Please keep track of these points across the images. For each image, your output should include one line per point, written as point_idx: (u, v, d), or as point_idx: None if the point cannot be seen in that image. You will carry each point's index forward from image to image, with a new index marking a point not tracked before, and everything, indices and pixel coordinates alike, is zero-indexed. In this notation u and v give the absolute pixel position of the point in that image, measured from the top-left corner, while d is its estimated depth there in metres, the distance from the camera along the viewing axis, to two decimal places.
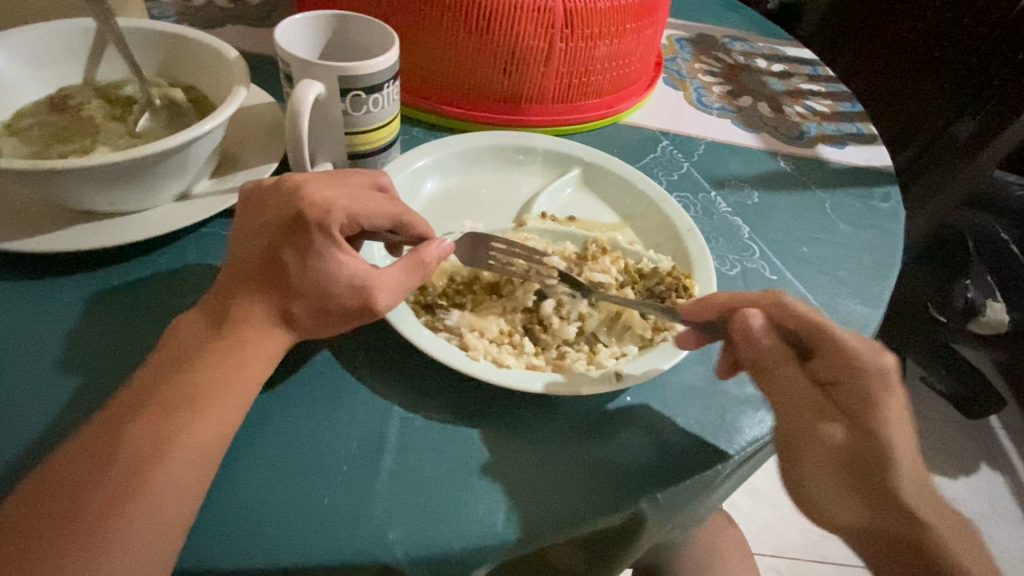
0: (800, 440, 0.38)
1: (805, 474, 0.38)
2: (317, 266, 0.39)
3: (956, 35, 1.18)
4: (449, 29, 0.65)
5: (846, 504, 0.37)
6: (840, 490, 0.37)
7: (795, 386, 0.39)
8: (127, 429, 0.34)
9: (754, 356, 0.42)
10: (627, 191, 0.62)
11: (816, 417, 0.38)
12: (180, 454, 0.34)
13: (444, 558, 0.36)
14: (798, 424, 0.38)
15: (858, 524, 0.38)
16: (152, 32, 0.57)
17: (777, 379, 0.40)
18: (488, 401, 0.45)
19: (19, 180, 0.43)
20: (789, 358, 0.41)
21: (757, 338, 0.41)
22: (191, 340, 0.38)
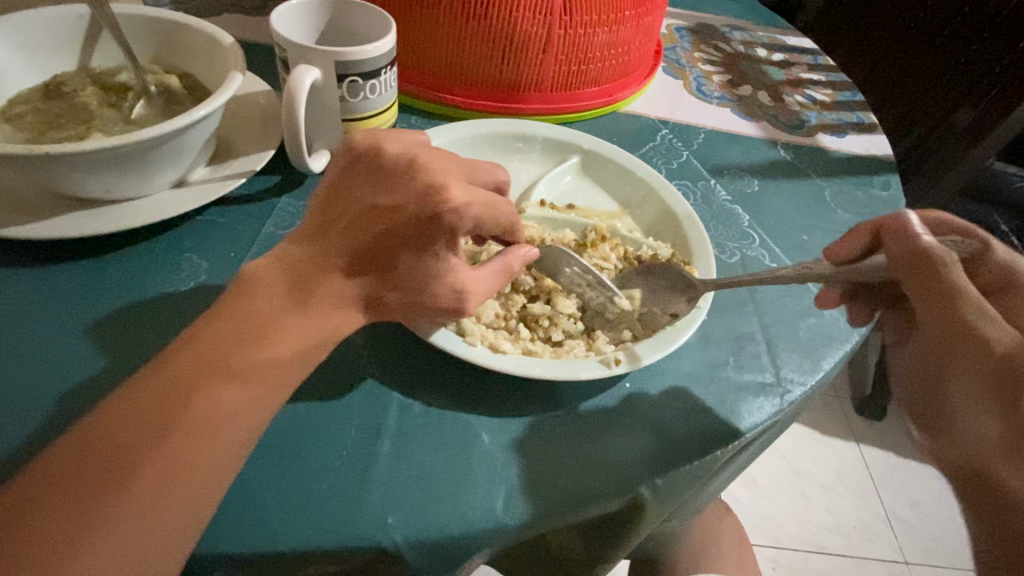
0: (953, 343, 0.37)
1: (955, 382, 0.37)
2: (425, 267, 0.39)
3: (958, 24, 1.16)
4: (447, 15, 0.64)
5: (985, 413, 0.36)
6: (987, 397, 0.36)
7: (938, 289, 0.38)
8: (174, 419, 0.32)
9: (904, 254, 0.41)
10: (625, 178, 0.62)
11: (977, 315, 0.37)
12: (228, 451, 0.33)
13: (441, 541, 0.36)
14: (964, 329, 0.37)
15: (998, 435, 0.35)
16: (148, 20, 0.57)
17: (942, 279, 0.39)
18: (484, 387, 0.44)
19: (14, 165, 0.43)
20: (955, 263, 0.39)
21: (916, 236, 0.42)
22: (235, 320, 0.35)
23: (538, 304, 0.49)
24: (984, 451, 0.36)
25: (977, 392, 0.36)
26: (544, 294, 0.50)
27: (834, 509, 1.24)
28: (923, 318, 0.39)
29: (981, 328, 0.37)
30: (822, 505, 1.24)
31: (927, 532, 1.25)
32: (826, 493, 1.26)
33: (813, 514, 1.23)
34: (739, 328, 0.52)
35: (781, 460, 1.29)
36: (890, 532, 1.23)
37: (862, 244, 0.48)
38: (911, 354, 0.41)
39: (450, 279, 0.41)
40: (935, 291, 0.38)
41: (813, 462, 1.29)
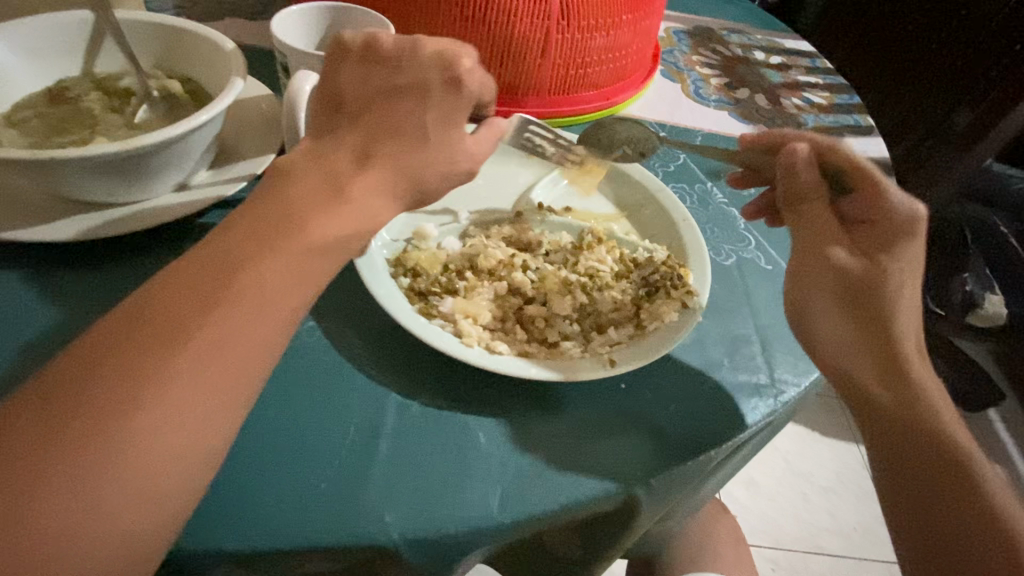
0: (806, 259, 0.46)
1: (810, 301, 0.46)
2: (453, 133, 0.43)
3: (955, 26, 1.17)
4: (446, 20, 0.65)
5: (845, 324, 0.44)
6: (841, 313, 0.44)
7: (812, 215, 0.47)
8: (160, 345, 0.31)
9: (787, 185, 0.48)
10: (622, 181, 0.63)
11: (835, 237, 0.46)
12: (216, 368, 0.32)
13: (439, 538, 0.37)
14: (816, 247, 0.46)
15: (847, 341, 0.44)
16: (151, 25, 0.58)
17: (815, 209, 0.47)
18: (481, 387, 0.45)
19: (20, 169, 0.44)
20: (824, 193, 0.47)
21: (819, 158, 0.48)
22: (219, 252, 0.35)
23: (534, 306, 0.50)
24: (841, 355, 0.44)
25: (836, 309, 0.44)
26: (540, 296, 0.51)
27: (833, 509, 1.25)
28: (797, 236, 0.48)
29: (834, 251, 0.45)
30: (821, 506, 1.25)
31: None
32: (825, 494, 1.26)
33: (812, 514, 1.23)
34: (734, 329, 0.53)
35: (780, 460, 1.29)
36: (889, 533, 1.23)
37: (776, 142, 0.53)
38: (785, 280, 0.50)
39: (472, 143, 0.44)
40: (809, 214, 0.47)
41: (812, 463, 1.30)
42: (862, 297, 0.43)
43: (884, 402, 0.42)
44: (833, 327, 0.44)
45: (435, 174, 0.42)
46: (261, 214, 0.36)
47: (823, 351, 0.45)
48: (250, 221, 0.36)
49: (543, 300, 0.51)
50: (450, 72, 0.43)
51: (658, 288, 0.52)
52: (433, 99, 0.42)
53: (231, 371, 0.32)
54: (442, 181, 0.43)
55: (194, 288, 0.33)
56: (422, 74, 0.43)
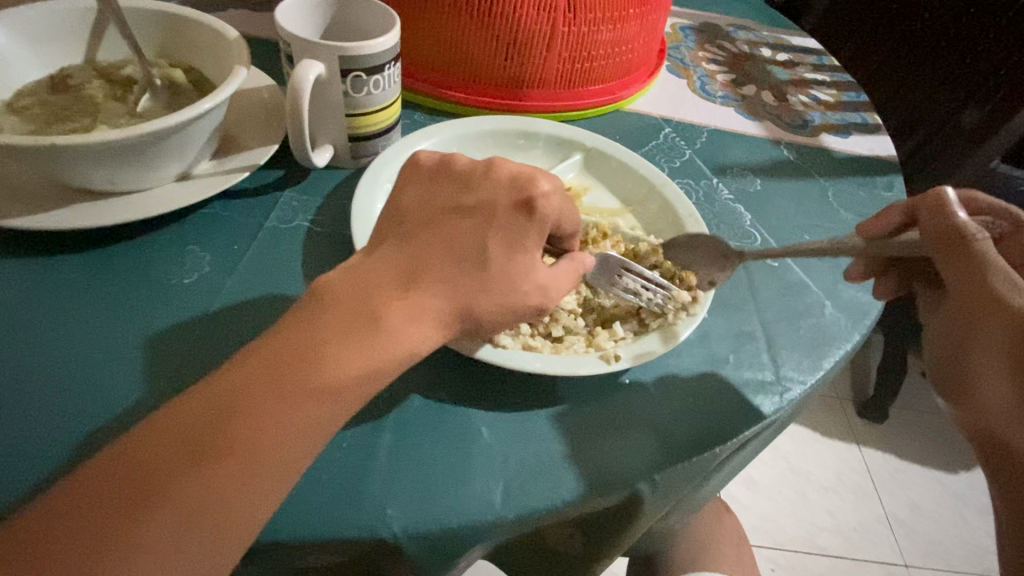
0: (975, 313, 0.41)
1: (977, 347, 0.42)
2: (518, 262, 0.40)
3: (964, 24, 1.16)
4: (451, 12, 0.64)
5: (1002, 375, 0.40)
6: (1005, 365, 0.40)
7: (964, 259, 0.43)
8: (220, 434, 0.30)
9: (938, 231, 0.45)
10: (627, 176, 0.62)
11: (1006, 286, 0.41)
12: (271, 465, 0.31)
13: (441, 534, 0.36)
14: (982, 290, 0.42)
15: (1010, 399, 0.40)
16: (155, 13, 0.57)
17: (971, 255, 0.43)
18: (485, 381, 0.45)
19: (21, 155, 0.43)
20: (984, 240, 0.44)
21: (951, 210, 0.46)
22: (295, 337, 0.34)
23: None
24: (1000, 418, 0.41)
25: (999, 361, 0.41)
26: None
27: (833, 509, 1.24)
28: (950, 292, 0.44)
29: (1008, 296, 0.41)
30: (823, 507, 1.24)
31: (927, 534, 1.25)
32: (826, 494, 1.26)
33: (813, 515, 1.23)
34: (740, 326, 0.53)
35: (781, 460, 1.29)
36: (889, 534, 1.23)
37: (899, 218, 0.53)
38: (936, 326, 0.46)
39: (536, 275, 0.40)
40: (970, 262, 0.43)
41: (813, 463, 1.29)
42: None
43: None
44: (1003, 388, 0.40)
45: (492, 303, 0.39)
46: (343, 306, 0.35)
47: (978, 403, 0.42)
48: (330, 304, 0.36)
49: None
50: (524, 194, 0.41)
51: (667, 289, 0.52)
52: (498, 221, 0.40)
53: (285, 467, 0.32)
54: (498, 313, 0.39)
55: (285, 363, 0.33)
56: (490, 193, 0.41)
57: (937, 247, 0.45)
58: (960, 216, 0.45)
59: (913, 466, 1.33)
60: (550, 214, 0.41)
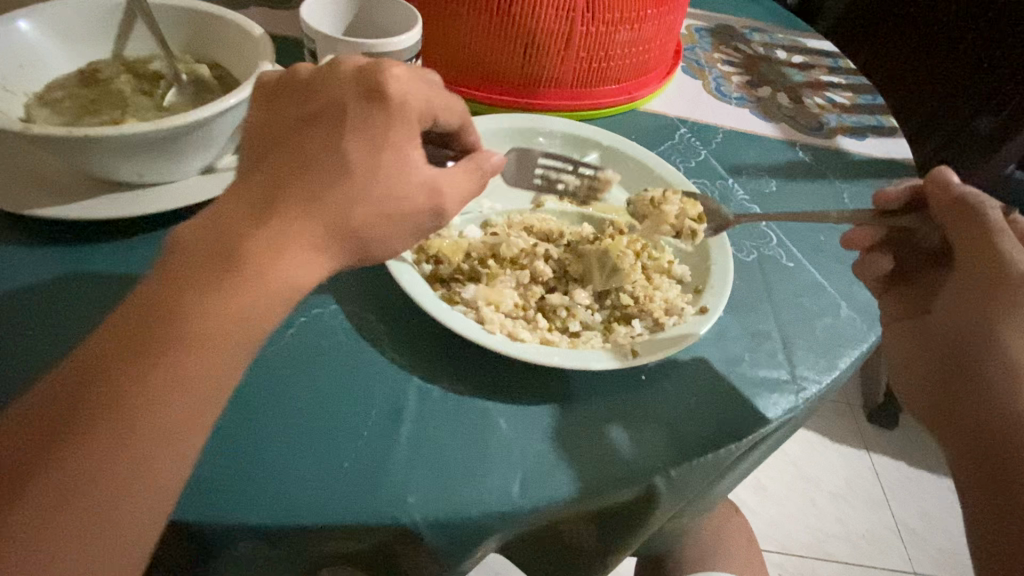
0: (993, 286, 0.43)
1: (990, 312, 0.43)
2: (389, 161, 0.38)
3: (981, 29, 1.16)
4: (470, 11, 0.65)
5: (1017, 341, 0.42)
6: None
7: (983, 230, 0.44)
8: (85, 411, 0.29)
9: (949, 204, 0.46)
10: (643, 175, 0.63)
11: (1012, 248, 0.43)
12: (146, 435, 0.30)
13: (460, 522, 0.37)
14: (993, 254, 0.44)
15: None
16: (181, 10, 0.58)
17: (985, 222, 0.44)
18: (503, 373, 0.45)
19: (54, 146, 0.45)
20: (995, 211, 0.45)
21: (954, 183, 0.47)
22: (156, 298, 0.32)
23: (557, 296, 0.50)
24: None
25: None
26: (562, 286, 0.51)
27: (842, 515, 1.23)
28: (964, 259, 0.45)
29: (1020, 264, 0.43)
30: (831, 512, 1.24)
31: (937, 541, 1.24)
32: (834, 500, 1.25)
33: (821, 521, 1.22)
34: (755, 325, 0.53)
35: (789, 465, 1.28)
36: (898, 541, 1.22)
37: (905, 194, 0.52)
38: (947, 298, 0.47)
39: (420, 173, 0.39)
40: (980, 230, 0.44)
41: (822, 468, 1.29)
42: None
43: None
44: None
45: (371, 212, 0.37)
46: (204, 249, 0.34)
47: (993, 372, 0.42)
48: (185, 257, 0.34)
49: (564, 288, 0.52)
50: (374, 82, 0.40)
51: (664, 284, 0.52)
52: (352, 120, 0.38)
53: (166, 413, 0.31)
54: (377, 219, 0.38)
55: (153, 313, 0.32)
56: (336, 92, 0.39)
57: (949, 218, 0.46)
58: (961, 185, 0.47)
59: (923, 473, 1.32)
60: (410, 99, 0.40)
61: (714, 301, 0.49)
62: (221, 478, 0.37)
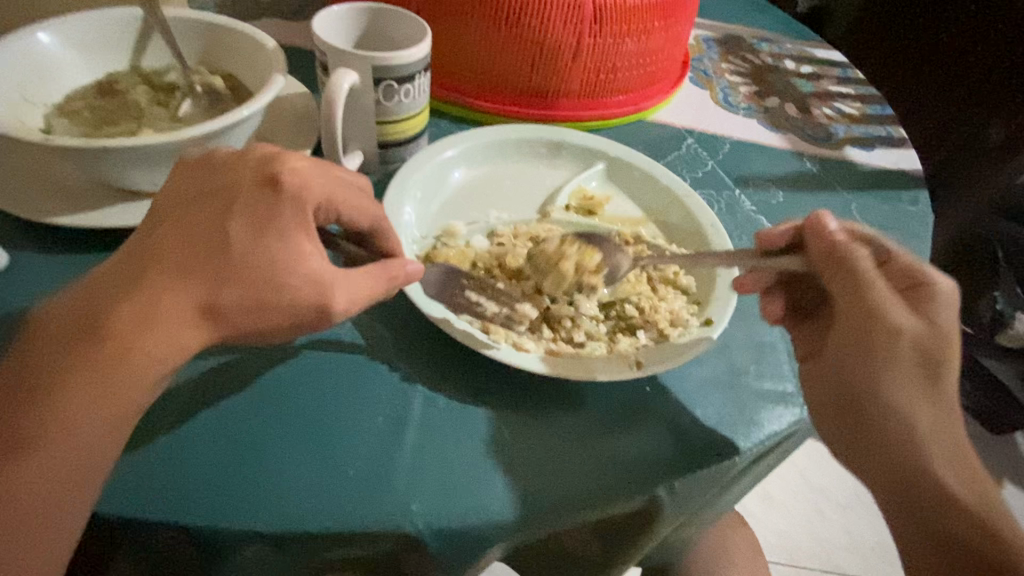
0: (871, 336, 0.42)
1: (876, 369, 0.41)
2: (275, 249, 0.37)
3: (991, 38, 1.15)
4: (480, 23, 0.66)
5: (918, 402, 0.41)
6: (924, 384, 0.41)
7: (858, 283, 0.43)
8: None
9: (825, 253, 0.45)
10: (649, 186, 0.63)
11: (884, 301, 0.42)
12: (16, 520, 0.32)
13: (462, 530, 0.37)
14: (862, 309, 0.42)
15: (925, 424, 0.41)
16: (197, 23, 0.60)
17: (854, 275, 0.43)
18: (507, 381, 0.46)
19: (71, 156, 0.46)
20: (867, 259, 0.44)
21: (828, 232, 0.45)
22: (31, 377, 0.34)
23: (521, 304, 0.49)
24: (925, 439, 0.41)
25: (909, 381, 0.41)
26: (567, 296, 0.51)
27: (850, 527, 1.22)
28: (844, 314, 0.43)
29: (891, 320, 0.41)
30: (840, 524, 1.22)
31: None
32: (842, 512, 1.24)
33: (828, 532, 1.21)
34: (761, 338, 0.53)
35: (796, 475, 1.27)
36: None
37: (788, 235, 0.51)
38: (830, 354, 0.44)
39: (306, 263, 0.38)
40: (852, 284, 0.43)
41: (829, 479, 1.27)
42: (939, 375, 0.41)
43: (945, 483, 0.40)
44: (920, 407, 0.41)
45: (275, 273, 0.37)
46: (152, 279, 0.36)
47: (893, 432, 0.41)
48: (60, 331, 0.35)
49: (513, 301, 0.50)
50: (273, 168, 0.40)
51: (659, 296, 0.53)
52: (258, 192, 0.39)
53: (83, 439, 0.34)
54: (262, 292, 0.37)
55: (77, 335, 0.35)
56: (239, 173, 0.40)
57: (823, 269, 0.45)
58: (841, 236, 0.45)
59: None
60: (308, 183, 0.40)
61: (720, 313, 0.49)
62: (229, 484, 0.37)
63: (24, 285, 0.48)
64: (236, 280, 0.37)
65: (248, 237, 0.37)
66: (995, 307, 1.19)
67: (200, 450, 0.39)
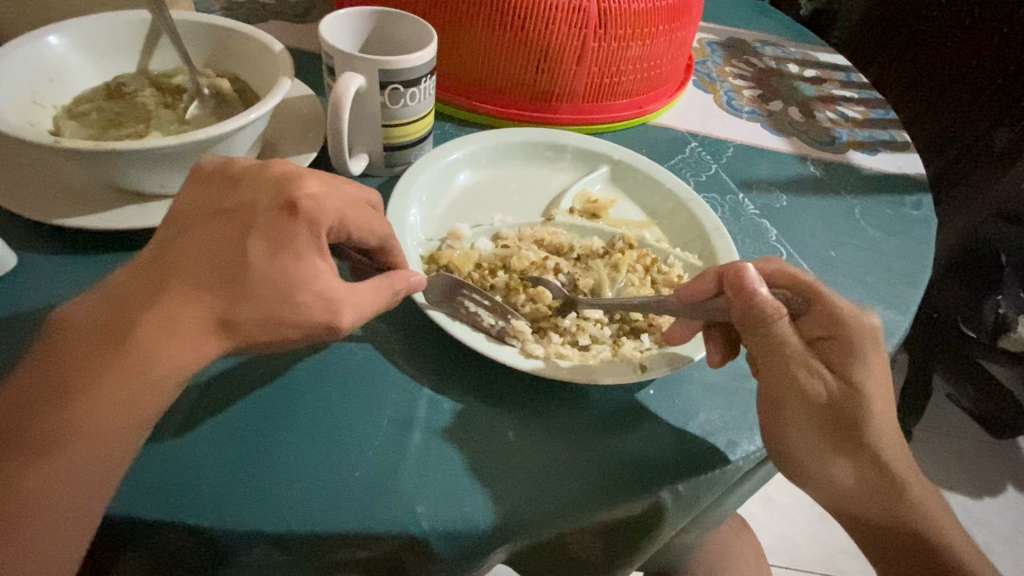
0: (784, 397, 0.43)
1: (790, 426, 0.43)
2: (285, 262, 0.38)
3: (996, 42, 1.14)
4: (484, 27, 0.66)
5: (833, 458, 0.43)
6: (827, 445, 0.43)
7: (777, 347, 0.43)
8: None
9: (743, 315, 0.43)
10: (653, 190, 0.63)
11: (803, 370, 0.42)
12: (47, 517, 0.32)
13: (466, 532, 0.38)
14: (784, 376, 0.43)
15: (844, 476, 0.44)
16: (205, 26, 0.60)
17: (770, 339, 0.43)
18: (512, 383, 0.46)
19: (80, 158, 0.46)
20: (787, 323, 0.43)
21: (754, 291, 0.42)
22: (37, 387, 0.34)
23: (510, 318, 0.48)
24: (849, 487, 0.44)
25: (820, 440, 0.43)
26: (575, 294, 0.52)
27: None
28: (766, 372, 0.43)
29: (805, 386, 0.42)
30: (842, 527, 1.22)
31: None
32: None
33: (831, 537, 1.21)
34: None
35: None
36: None
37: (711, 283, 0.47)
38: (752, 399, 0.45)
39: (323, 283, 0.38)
40: (772, 349, 0.43)
41: None
42: (850, 427, 0.43)
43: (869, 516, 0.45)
44: (839, 462, 0.43)
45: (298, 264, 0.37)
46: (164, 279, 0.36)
47: (812, 482, 0.44)
48: (73, 338, 0.35)
49: (507, 312, 0.48)
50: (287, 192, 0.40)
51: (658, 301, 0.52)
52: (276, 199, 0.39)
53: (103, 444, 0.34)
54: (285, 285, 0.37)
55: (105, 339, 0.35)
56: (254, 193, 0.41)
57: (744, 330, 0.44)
58: (762, 292, 0.42)
59: None
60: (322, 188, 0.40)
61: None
62: (236, 487, 0.38)
63: (32, 287, 0.48)
64: (247, 284, 0.37)
65: (256, 240, 0.38)
66: (999, 311, 1.22)
67: (207, 452, 0.39)
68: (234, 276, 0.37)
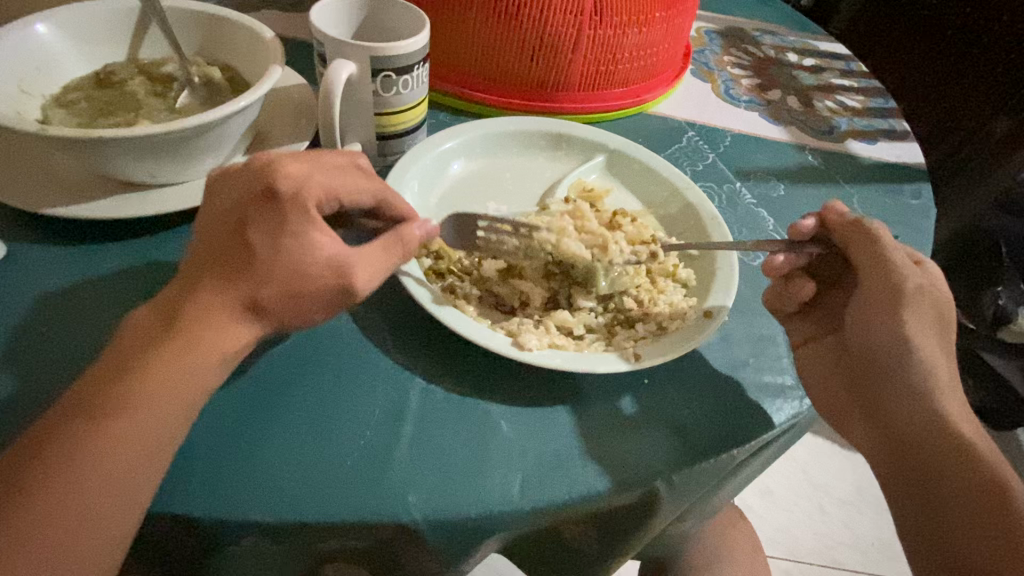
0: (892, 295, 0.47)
1: (879, 318, 0.47)
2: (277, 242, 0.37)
3: (995, 30, 1.15)
4: (479, 14, 0.66)
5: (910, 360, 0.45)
6: (925, 344, 0.46)
7: (875, 245, 0.48)
8: (1, 494, 0.32)
9: (846, 228, 0.50)
10: (651, 179, 0.63)
11: (904, 269, 0.47)
12: (107, 514, 0.33)
13: (458, 521, 0.37)
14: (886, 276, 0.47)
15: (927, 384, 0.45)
16: (195, 14, 0.59)
17: (874, 244, 0.48)
18: (498, 371, 0.46)
19: (69, 146, 0.45)
20: (885, 234, 0.49)
21: (848, 215, 0.51)
22: (96, 380, 0.35)
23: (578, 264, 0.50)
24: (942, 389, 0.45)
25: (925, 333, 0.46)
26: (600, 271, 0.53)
27: (852, 523, 1.21)
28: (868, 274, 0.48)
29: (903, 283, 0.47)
30: (841, 519, 1.22)
31: None
32: (843, 508, 1.23)
33: (829, 528, 1.21)
34: (760, 331, 0.52)
35: (797, 471, 1.27)
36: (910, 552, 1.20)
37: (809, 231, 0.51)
38: (858, 312, 0.48)
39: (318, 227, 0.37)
40: (874, 253, 0.48)
41: (831, 475, 1.27)
42: (938, 331, 0.47)
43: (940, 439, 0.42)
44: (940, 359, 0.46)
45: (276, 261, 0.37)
46: None
47: (904, 393, 0.45)
48: (131, 338, 0.36)
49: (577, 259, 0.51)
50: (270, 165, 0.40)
51: (657, 287, 0.52)
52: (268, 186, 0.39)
53: (149, 447, 0.34)
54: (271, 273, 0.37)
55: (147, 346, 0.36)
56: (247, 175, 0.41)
57: (847, 243, 0.50)
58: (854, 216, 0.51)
59: None
60: None
61: (720, 305, 0.49)
62: (227, 476, 0.37)
63: (21, 279, 0.48)
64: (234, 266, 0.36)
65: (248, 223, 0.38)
66: (998, 302, 1.20)
67: (198, 440, 0.39)
68: (232, 264, 0.37)
